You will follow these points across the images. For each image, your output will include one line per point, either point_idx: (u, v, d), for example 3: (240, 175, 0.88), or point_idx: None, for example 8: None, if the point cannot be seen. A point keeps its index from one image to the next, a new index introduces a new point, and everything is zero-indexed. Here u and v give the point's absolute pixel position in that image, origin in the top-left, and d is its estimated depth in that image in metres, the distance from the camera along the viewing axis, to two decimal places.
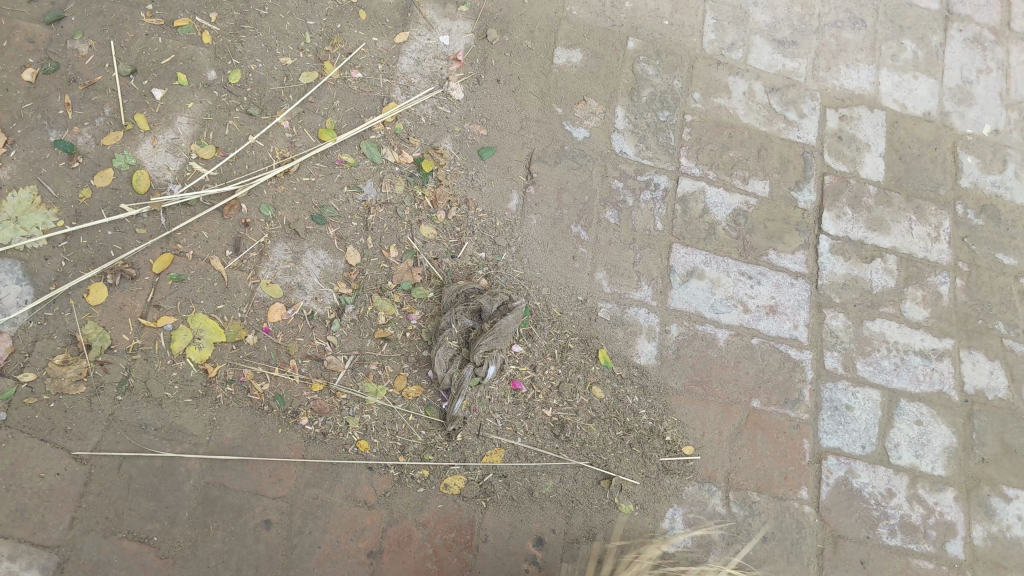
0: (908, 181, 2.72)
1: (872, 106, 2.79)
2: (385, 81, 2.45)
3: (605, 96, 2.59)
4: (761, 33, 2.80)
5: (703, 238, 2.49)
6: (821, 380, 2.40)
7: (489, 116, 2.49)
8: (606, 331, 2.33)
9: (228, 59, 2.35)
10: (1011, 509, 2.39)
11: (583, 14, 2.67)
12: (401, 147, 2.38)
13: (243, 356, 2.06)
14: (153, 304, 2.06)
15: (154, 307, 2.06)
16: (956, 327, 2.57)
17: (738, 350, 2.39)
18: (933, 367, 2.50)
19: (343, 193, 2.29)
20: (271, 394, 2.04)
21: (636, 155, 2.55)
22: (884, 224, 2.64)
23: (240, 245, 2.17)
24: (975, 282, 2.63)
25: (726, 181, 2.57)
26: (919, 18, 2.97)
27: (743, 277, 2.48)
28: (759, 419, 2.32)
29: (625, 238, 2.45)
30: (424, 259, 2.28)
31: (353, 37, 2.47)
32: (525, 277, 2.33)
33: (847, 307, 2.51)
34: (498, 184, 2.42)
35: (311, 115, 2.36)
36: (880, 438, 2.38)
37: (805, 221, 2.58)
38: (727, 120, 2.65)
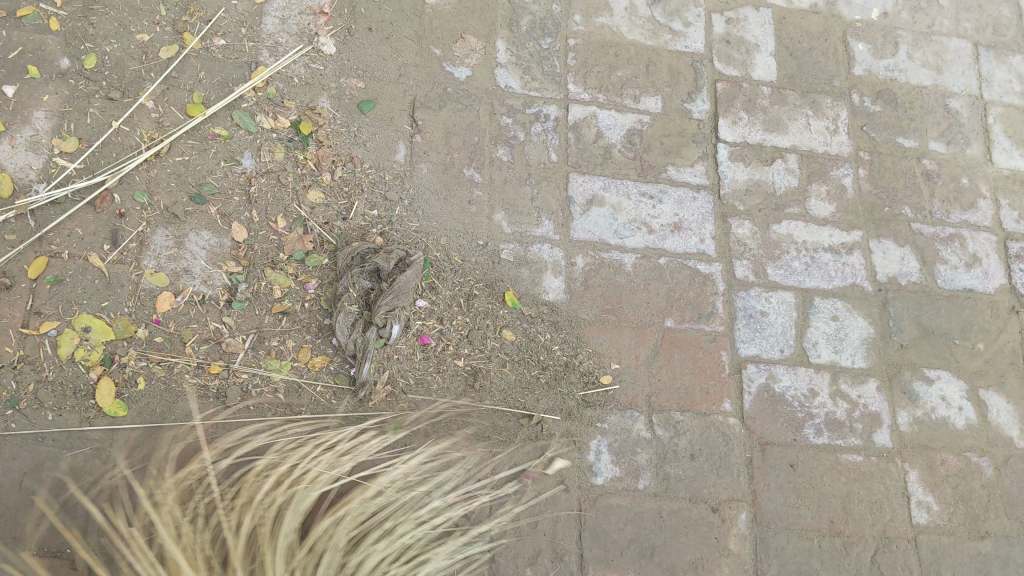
0: (801, 77, 2.68)
1: (758, 5, 2.74)
2: (251, 45, 2.35)
3: (483, 30, 2.51)
4: None
5: (599, 163, 2.45)
6: (732, 291, 2.39)
7: (365, 67, 2.40)
8: (512, 272, 2.29)
9: (81, 44, 2.23)
10: (935, 391, 2.40)
11: None
12: (276, 112, 2.29)
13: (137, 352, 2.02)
14: (34, 311, 2.01)
15: (34, 314, 2.00)
16: (863, 218, 2.55)
17: (647, 273, 2.37)
18: (844, 262, 2.49)
19: (221, 168, 2.21)
20: (171, 385, 2.03)
21: (522, 88, 2.48)
22: (781, 124, 2.61)
23: (118, 238, 2.10)
24: (878, 170, 2.61)
25: (617, 103, 2.52)
26: None
27: (644, 198, 2.44)
28: (675, 338, 2.31)
29: (520, 175, 2.40)
30: (315, 225, 2.21)
31: (212, 4, 2.36)
32: (421, 229, 2.27)
33: (752, 214, 2.49)
34: (382, 137, 2.34)
35: (177, 91, 2.26)
36: (797, 339, 2.38)
37: (700, 132, 2.55)
38: (611, 39, 2.59)
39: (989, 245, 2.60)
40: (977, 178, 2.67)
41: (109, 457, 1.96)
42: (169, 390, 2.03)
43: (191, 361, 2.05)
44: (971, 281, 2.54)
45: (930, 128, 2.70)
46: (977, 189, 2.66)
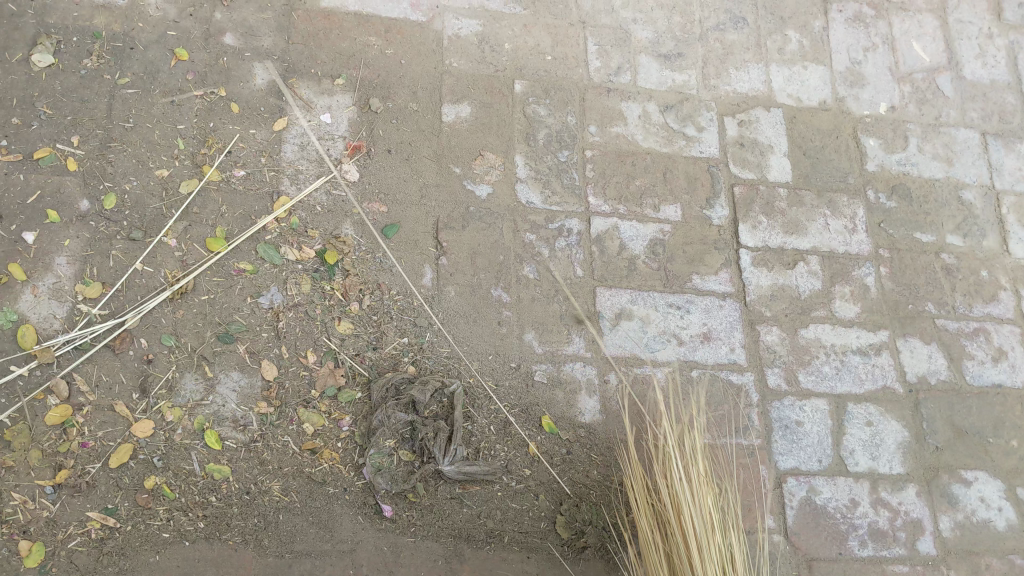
0: (816, 176, 2.68)
1: (768, 105, 2.74)
2: (271, 174, 2.31)
3: (501, 146, 2.49)
4: (645, 50, 2.71)
5: (625, 275, 2.44)
6: (767, 401, 2.38)
7: (386, 190, 2.36)
8: (546, 395, 2.27)
9: (100, 183, 2.19)
10: (973, 492, 2.40)
11: (464, 64, 2.55)
12: (300, 242, 2.25)
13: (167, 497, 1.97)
14: (58, 465, 1.95)
15: (57, 466, 1.95)
16: (888, 317, 2.55)
17: (679, 387, 2.35)
18: (873, 364, 2.49)
19: (247, 305, 2.17)
20: (201, 537, 1.98)
21: (543, 202, 2.46)
22: (800, 225, 2.61)
23: (146, 384, 2.05)
24: (899, 267, 2.62)
25: (638, 213, 2.51)
26: (798, 5, 2.90)
27: (671, 309, 2.43)
28: (714, 454, 2.30)
29: (547, 292, 2.37)
30: (347, 358, 2.18)
31: (229, 134, 2.31)
32: (452, 355, 2.24)
33: (780, 319, 2.48)
34: (408, 261, 2.31)
35: (199, 226, 2.22)
36: (835, 448, 2.37)
37: (722, 238, 2.54)
38: (627, 149, 2.58)
39: (1013, 337, 2.62)
40: (996, 269, 2.70)
41: None
42: (202, 542, 1.98)
43: (226, 508, 2.00)
44: (999, 376, 2.56)
45: (946, 221, 2.71)
46: (997, 281, 2.68)
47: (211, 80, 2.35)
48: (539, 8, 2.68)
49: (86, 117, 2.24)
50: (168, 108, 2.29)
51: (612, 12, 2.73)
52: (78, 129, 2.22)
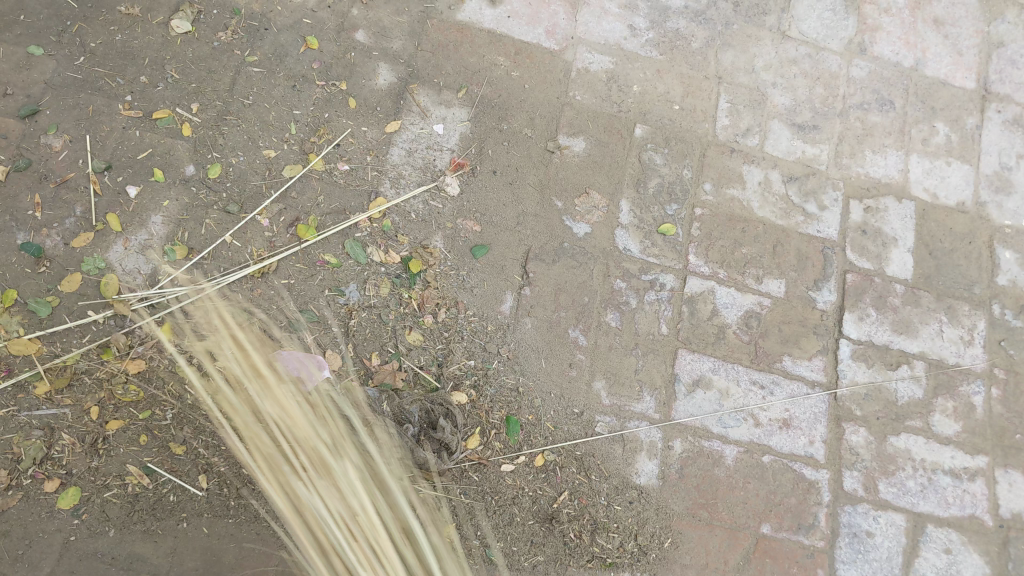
0: (939, 279, 2.50)
1: (901, 196, 2.57)
2: (374, 175, 2.29)
3: (608, 187, 2.42)
4: (779, 117, 2.60)
5: (712, 342, 2.32)
6: (838, 504, 2.23)
7: (484, 210, 2.32)
8: (604, 448, 2.17)
9: (209, 152, 2.22)
10: None
11: (588, 100, 2.50)
12: (388, 246, 2.22)
13: (206, 469, 1.96)
14: (108, 413, 1.95)
15: (107, 413, 1.95)
16: (991, 443, 2.35)
17: (747, 470, 2.22)
18: (964, 489, 2.30)
19: (324, 297, 2.15)
20: (229, 513, 1.96)
21: (641, 252, 2.37)
22: (912, 327, 2.43)
23: (209, 354, 2.04)
24: (1012, 392, 2.41)
25: (738, 281, 2.39)
26: (953, 97, 2.73)
27: (754, 386, 2.30)
28: (770, 547, 2.17)
29: (626, 343, 2.28)
30: (410, 367, 2.13)
31: (342, 127, 2.32)
32: (517, 387, 2.17)
33: (870, 421, 2.31)
34: (491, 285, 2.25)
35: (293, 212, 2.22)
36: (903, 569, 2.21)
37: (824, 324, 2.39)
38: (740, 214, 2.47)
39: None
40: None
41: None
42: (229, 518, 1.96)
43: (261, 491, 1.98)
44: None
45: None
46: None
47: (335, 73, 2.37)
48: (676, 56, 2.61)
49: (209, 87, 2.28)
50: (288, 92, 2.31)
51: (751, 72, 2.64)
52: (199, 97, 2.26)
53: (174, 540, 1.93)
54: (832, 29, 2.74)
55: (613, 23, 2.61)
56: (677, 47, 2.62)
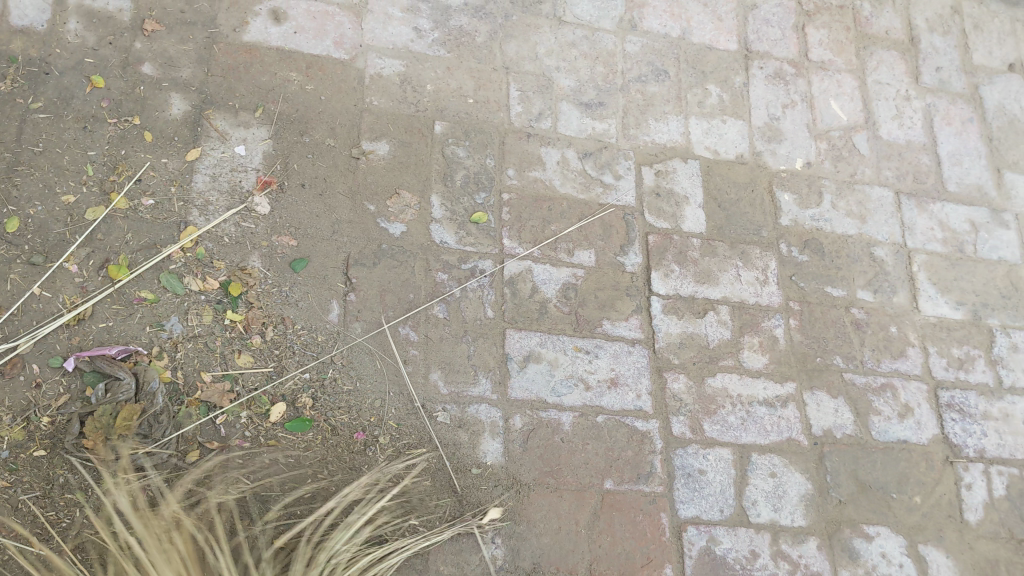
0: (730, 228, 2.72)
1: (686, 156, 2.78)
2: (181, 205, 2.29)
3: (417, 185, 2.50)
4: (567, 98, 2.75)
5: (536, 318, 2.44)
6: (670, 449, 2.40)
7: (298, 225, 2.36)
8: (449, 436, 2.26)
9: (3, 205, 2.16)
10: (874, 548, 2.43)
11: (385, 103, 2.57)
12: (205, 273, 2.23)
13: (44, 527, 1.94)
14: None
15: None
16: (796, 369, 2.59)
17: (584, 432, 2.36)
18: (779, 415, 2.52)
19: (146, 334, 2.14)
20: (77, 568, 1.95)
21: (457, 242, 2.47)
22: (712, 275, 2.64)
23: (31, 411, 2.01)
24: (808, 320, 2.66)
25: (552, 257, 2.53)
26: (720, 60, 2.96)
27: (579, 353, 2.44)
28: (615, 500, 2.31)
29: (456, 332, 2.37)
30: (244, 391, 2.15)
31: (140, 162, 2.30)
32: (355, 392, 2.23)
33: (687, 367, 2.50)
34: (315, 296, 2.30)
35: (102, 253, 2.19)
36: (737, 498, 2.39)
37: (634, 285, 2.56)
38: (544, 193, 2.60)
39: (920, 394, 2.66)
40: (904, 326, 2.74)
41: None
42: None
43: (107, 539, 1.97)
44: (904, 432, 2.59)
45: (857, 277, 2.76)
46: (905, 338, 2.73)
47: (126, 108, 2.34)
48: (463, 52, 2.71)
49: None
50: (79, 134, 2.28)
51: (535, 59, 2.77)
52: None
53: None
54: (603, 9, 2.91)
55: (398, 27, 2.68)
56: (462, 43, 2.72)
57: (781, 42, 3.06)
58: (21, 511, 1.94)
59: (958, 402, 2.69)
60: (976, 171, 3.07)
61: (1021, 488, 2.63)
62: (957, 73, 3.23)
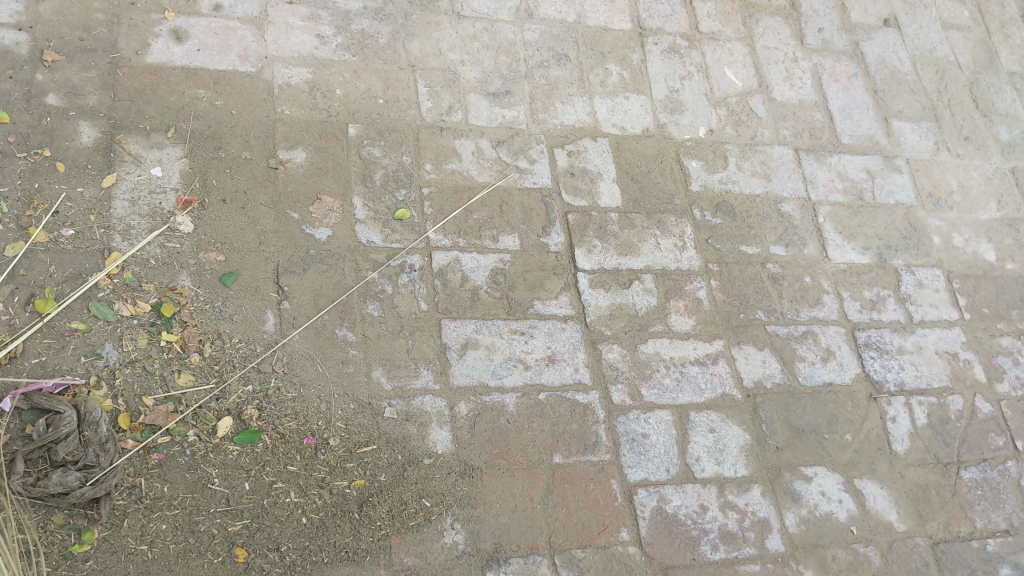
0: (645, 200, 2.82)
1: (595, 135, 2.86)
2: (102, 232, 2.28)
3: (338, 189, 2.53)
4: (474, 90, 2.81)
5: (469, 306, 2.50)
6: (613, 417, 2.48)
7: (223, 240, 2.36)
8: (397, 430, 2.29)
9: None
10: (815, 487, 2.55)
11: (296, 112, 2.59)
12: (134, 297, 2.23)
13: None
14: None
15: None
16: (722, 327, 2.70)
17: (528, 410, 2.42)
18: (711, 373, 2.63)
19: (81, 364, 2.12)
20: None
21: (384, 241, 2.51)
22: (633, 247, 2.73)
23: None
24: (728, 280, 2.77)
25: (477, 245, 2.58)
26: (616, 40, 3.05)
27: (515, 335, 2.50)
28: (566, 473, 2.38)
29: (393, 328, 2.41)
30: (188, 410, 2.14)
31: (55, 194, 2.28)
32: (300, 399, 2.24)
33: (619, 337, 2.59)
34: (249, 308, 2.31)
35: (27, 288, 2.16)
36: (681, 457, 2.49)
37: (560, 264, 2.64)
38: (463, 184, 2.66)
39: (839, 337, 2.80)
40: (818, 275, 2.88)
41: None
42: None
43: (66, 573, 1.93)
44: (829, 375, 2.73)
45: (768, 233, 2.89)
46: (819, 286, 2.87)
47: (35, 141, 2.31)
48: (367, 54, 2.75)
49: None
50: None
51: (439, 55, 2.82)
52: None
53: None
54: (499, 1, 2.98)
55: (301, 36, 2.70)
56: (366, 45, 2.76)
57: (672, 17, 3.17)
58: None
59: (875, 341, 2.84)
60: (866, 123, 3.24)
61: (941, 414, 2.79)
62: (838, 33, 3.40)
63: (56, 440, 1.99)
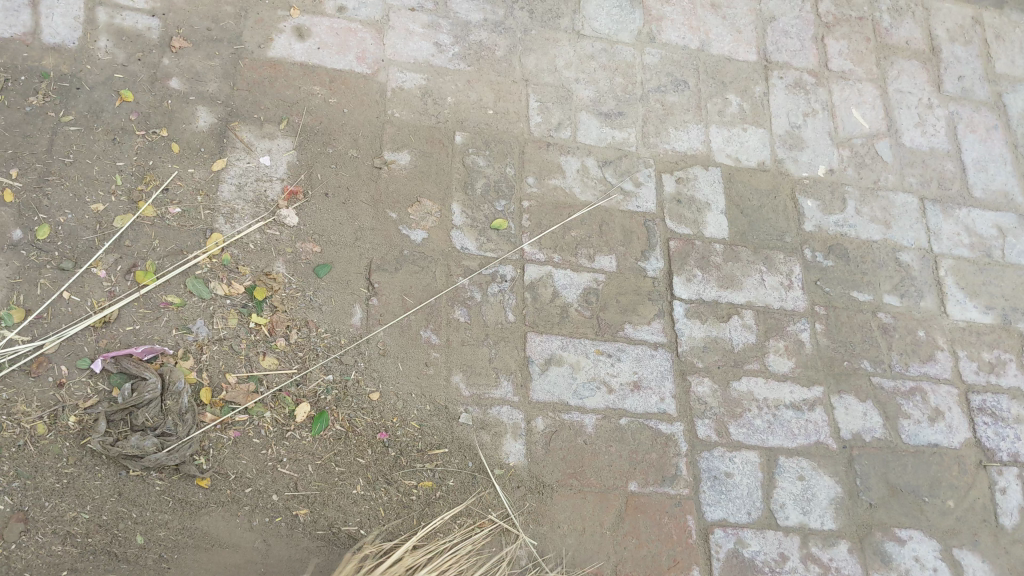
0: (753, 234, 2.72)
1: (707, 164, 2.79)
2: (206, 213, 2.33)
3: (438, 193, 2.53)
4: (586, 108, 2.78)
5: (557, 322, 2.45)
6: (696, 452, 2.38)
7: (321, 232, 2.39)
8: (471, 437, 2.25)
9: (35, 214, 2.20)
10: (907, 551, 2.39)
11: (406, 115, 2.62)
12: (230, 278, 2.26)
13: (59, 518, 1.91)
14: None
15: None
16: (823, 373, 2.56)
17: (608, 434, 2.34)
18: (807, 419, 2.49)
19: (172, 336, 2.16)
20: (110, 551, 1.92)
21: (478, 249, 2.49)
22: (736, 280, 2.63)
23: (58, 410, 2.01)
24: (834, 324, 2.64)
25: (573, 262, 2.54)
26: (739, 71, 2.98)
27: (601, 356, 2.43)
28: (640, 502, 2.29)
29: (477, 335, 2.38)
30: (268, 391, 2.16)
31: (168, 172, 2.35)
32: (378, 393, 2.22)
33: (712, 370, 2.49)
34: (338, 301, 2.32)
35: (129, 259, 2.22)
36: (765, 501, 2.36)
37: (656, 290, 2.56)
38: (565, 201, 2.62)
39: (950, 398, 2.62)
40: (933, 330, 2.72)
41: None
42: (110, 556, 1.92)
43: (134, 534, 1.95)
44: (935, 436, 2.55)
45: (883, 281, 2.74)
46: (934, 342, 2.70)
47: (154, 121, 2.40)
48: (482, 66, 2.76)
49: (27, 151, 2.27)
50: (109, 146, 2.33)
51: (554, 72, 2.81)
52: (18, 162, 2.25)
53: None
54: (621, 23, 2.95)
55: (419, 43, 2.74)
56: (482, 57, 2.77)
57: (801, 53, 3.08)
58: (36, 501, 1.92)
59: (990, 406, 2.65)
60: (1001, 177, 3.06)
61: None
62: (980, 82, 3.23)
63: (138, 405, 2.03)
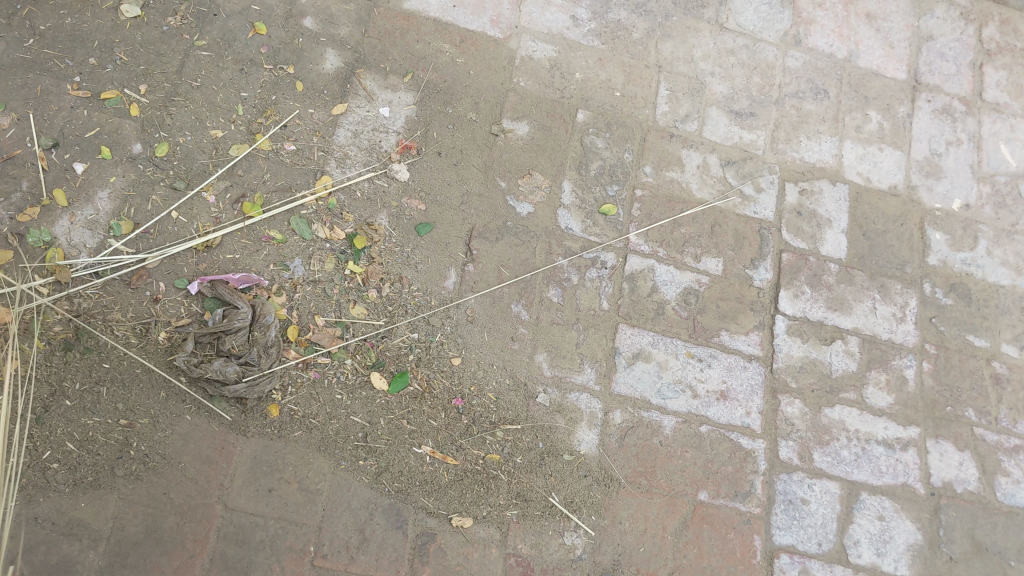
0: (872, 258, 2.59)
1: (835, 179, 2.66)
2: (319, 154, 2.33)
3: (551, 169, 2.48)
4: (717, 104, 2.68)
5: (652, 317, 2.38)
6: (774, 472, 2.28)
7: (428, 190, 2.37)
8: (546, 418, 2.20)
9: (156, 131, 2.24)
10: None
11: (532, 86, 2.57)
12: (333, 222, 2.26)
13: (132, 427, 1.95)
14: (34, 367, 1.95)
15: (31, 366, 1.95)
16: (923, 414, 2.43)
17: (685, 439, 2.27)
18: (897, 458, 2.37)
19: (268, 271, 2.17)
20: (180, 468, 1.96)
21: (582, 231, 2.43)
22: (845, 304, 2.51)
23: (150, 323, 2.04)
24: (943, 366, 2.49)
25: (677, 260, 2.46)
26: (885, 87, 2.84)
27: (691, 360, 2.36)
28: (707, 513, 2.21)
29: (568, 318, 2.33)
30: (353, 338, 2.16)
31: (289, 109, 2.36)
32: (459, 359, 2.20)
33: (805, 393, 2.38)
34: (435, 261, 2.30)
35: (240, 188, 2.24)
36: (839, 534, 2.25)
37: (760, 300, 2.46)
38: (680, 195, 2.54)
39: None
40: None
41: (104, 551, 1.88)
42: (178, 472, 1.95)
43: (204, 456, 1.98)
44: None
45: (1004, 329, 2.58)
46: None
47: (283, 57, 2.41)
48: (617, 45, 2.69)
49: (157, 70, 2.30)
50: (236, 75, 2.35)
51: (690, 62, 2.72)
52: (148, 79, 2.29)
53: (114, 504, 1.90)
54: (768, 21, 2.84)
55: (556, 14, 2.68)
56: (618, 37, 2.70)
57: (955, 77, 2.91)
58: (114, 406, 1.95)
59: None
60: None
61: None
62: None
63: (227, 331, 2.04)
